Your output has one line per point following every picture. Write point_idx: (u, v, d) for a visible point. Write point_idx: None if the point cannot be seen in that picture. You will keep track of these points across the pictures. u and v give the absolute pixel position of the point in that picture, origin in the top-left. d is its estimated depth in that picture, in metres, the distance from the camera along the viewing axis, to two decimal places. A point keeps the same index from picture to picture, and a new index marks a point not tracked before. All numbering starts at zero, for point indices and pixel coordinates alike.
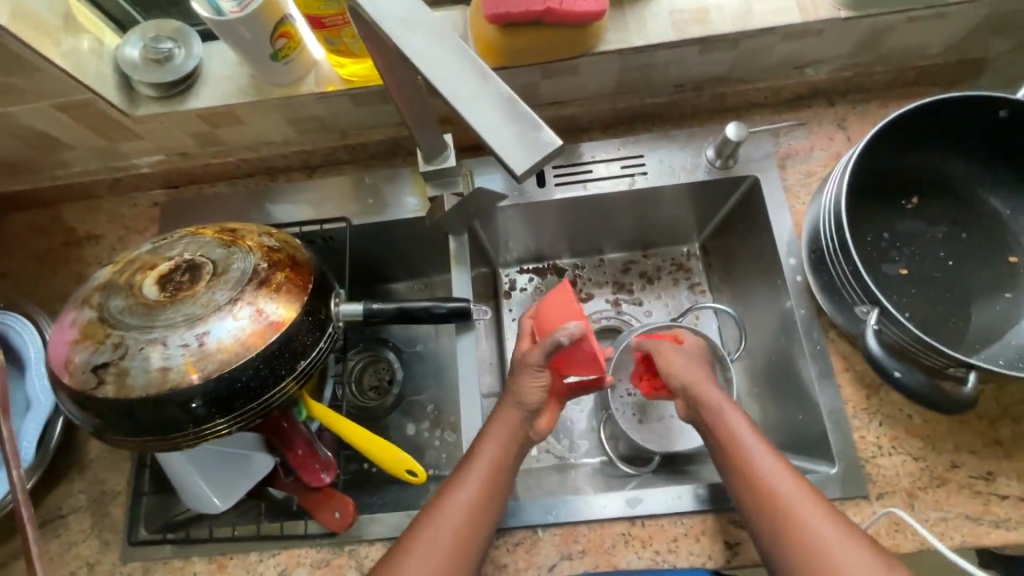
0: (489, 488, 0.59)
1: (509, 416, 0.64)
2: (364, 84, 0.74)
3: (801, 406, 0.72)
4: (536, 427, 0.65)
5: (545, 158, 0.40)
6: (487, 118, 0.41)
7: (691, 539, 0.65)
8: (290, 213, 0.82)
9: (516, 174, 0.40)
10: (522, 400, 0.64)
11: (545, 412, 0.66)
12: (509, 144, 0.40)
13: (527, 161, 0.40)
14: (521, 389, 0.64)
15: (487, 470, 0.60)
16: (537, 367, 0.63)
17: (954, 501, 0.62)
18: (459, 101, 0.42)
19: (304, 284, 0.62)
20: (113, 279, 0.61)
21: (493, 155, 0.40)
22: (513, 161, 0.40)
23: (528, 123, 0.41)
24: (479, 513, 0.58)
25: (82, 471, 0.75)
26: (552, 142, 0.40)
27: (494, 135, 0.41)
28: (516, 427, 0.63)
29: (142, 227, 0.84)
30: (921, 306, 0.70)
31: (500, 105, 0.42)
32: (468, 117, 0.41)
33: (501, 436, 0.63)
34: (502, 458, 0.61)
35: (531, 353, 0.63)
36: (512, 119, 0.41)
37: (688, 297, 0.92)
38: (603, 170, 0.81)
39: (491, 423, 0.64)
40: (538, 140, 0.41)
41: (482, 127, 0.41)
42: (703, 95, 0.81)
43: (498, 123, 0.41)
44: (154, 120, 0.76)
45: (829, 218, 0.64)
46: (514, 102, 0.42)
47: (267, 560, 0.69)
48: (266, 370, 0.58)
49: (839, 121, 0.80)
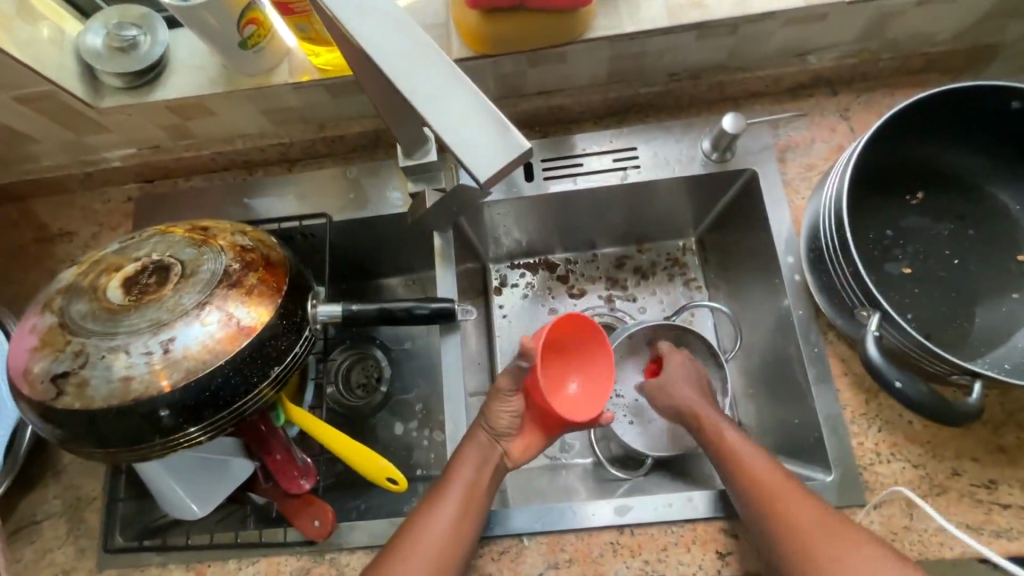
0: (469, 500, 0.60)
1: (478, 437, 0.64)
2: (338, 73, 0.71)
3: (798, 409, 0.69)
4: (510, 454, 0.66)
5: (513, 164, 0.38)
6: (451, 119, 0.38)
7: (682, 548, 0.62)
8: (270, 208, 0.79)
9: (480, 181, 0.37)
10: (492, 424, 0.65)
11: (518, 439, 0.66)
12: (474, 149, 0.38)
13: (493, 167, 0.37)
14: (489, 414, 0.65)
15: (464, 484, 0.61)
16: (508, 392, 0.65)
17: (954, 510, 0.60)
18: (421, 100, 0.39)
19: (278, 286, 0.59)
20: (77, 282, 0.58)
21: (457, 160, 0.38)
22: (477, 168, 0.37)
23: (496, 126, 0.38)
24: (463, 525, 0.58)
25: (56, 476, 0.73)
26: (521, 144, 0.38)
27: (459, 139, 0.38)
28: (490, 450, 0.64)
29: (116, 223, 0.81)
30: (925, 307, 0.67)
31: (467, 105, 0.39)
32: (431, 118, 0.39)
33: (475, 456, 0.63)
34: (479, 477, 0.62)
35: (501, 378, 0.65)
36: (480, 122, 0.38)
37: (683, 294, 0.89)
38: (594, 164, 0.78)
39: (464, 445, 0.64)
40: (507, 143, 0.38)
41: (444, 128, 0.38)
42: (700, 84, 0.77)
43: (464, 126, 0.38)
44: (121, 111, 0.72)
45: (829, 214, 0.61)
46: (479, 100, 0.39)
47: (246, 568, 0.67)
48: (237, 378, 0.56)
49: (842, 111, 0.76)
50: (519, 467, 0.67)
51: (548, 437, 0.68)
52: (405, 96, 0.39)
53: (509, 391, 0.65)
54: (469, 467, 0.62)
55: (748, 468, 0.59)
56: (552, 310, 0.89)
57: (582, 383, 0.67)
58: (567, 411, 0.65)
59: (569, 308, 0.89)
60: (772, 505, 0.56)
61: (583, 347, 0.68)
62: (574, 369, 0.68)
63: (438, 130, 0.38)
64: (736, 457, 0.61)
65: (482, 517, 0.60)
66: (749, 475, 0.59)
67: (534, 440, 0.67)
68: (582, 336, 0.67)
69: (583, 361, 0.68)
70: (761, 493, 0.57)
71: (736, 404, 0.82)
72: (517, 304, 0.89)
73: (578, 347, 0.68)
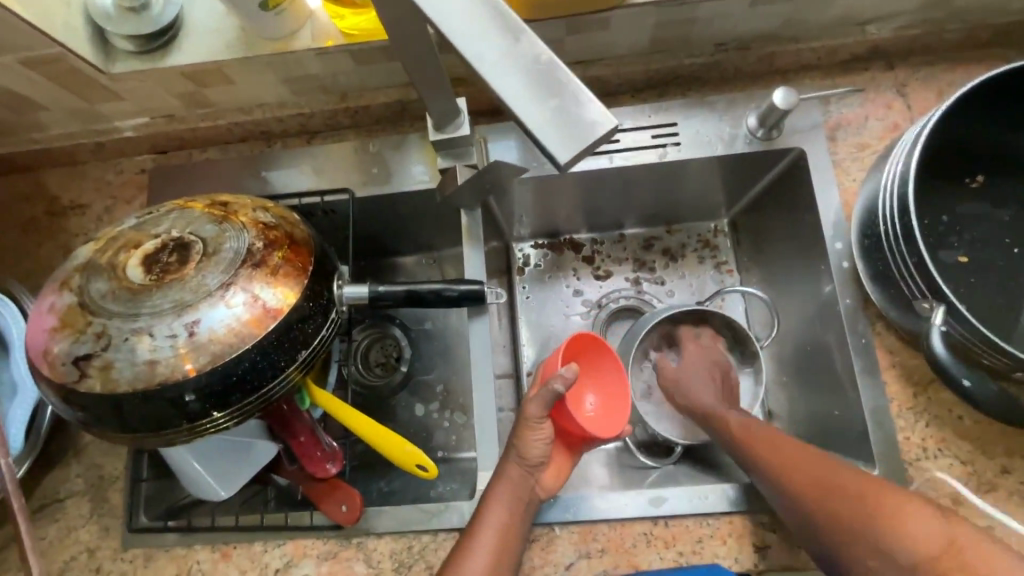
0: (508, 531, 0.58)
1: (513, 475, 0.61)
2: (366, 38, 0.67)
3: (839, 401, 0.67)
4: (542, 484, 0.62)
5: (595, 141, 0.35)
6: (521, 92, 0.36)
7: (718, 540, 0.61)
8: (289, 181, 0.75)
9: (559, 164, 0.35)
10: (523, 456, 0.61)
11: (550, 466, 0.64)
12: (551, 128, 0.36)
13: (575, 148, 0.35)
14: (521, 444, 0.61)
15: (500, 526, 0.58)
16: (538, 420, 0.61)
17: (1003, 508, 0.58)
18: (487, 69, 0.37)
19: (304, 266, 0.56)
20: (95, 259, 0.55)
21: (529, 137, 0.36)
22: (557, 150, 0.35)
23: (575, 100, 0.36)
24: (502, 556, 0.57)
25: (78, 454, 0.72)
26: (603, 120, 0.35)
27: (534, 115, 0.36)
28: (523, 483, 0.61)
29: (130, 195, 0.78)
30: (981, 298, 0.64)
31: (538, 74, 0.36)
32: (498, 89, 0.36)
33: (507, 495, 0.60)
34: (514, 515, 0.59)
35: (529, 406, 0.61)
36: (555, 95, 0.36)
37: (714, 277, 0.85)
38: (631, 140, 0.73)
39: (495, 482, 0.61)
40: (584, 119, 0.36)
41: (514, 100, 0.36)
42: (749, 56, 0.72)
43: (539, 99, 0.36)
44: (135, 77, 0.69)
45: (892, 199, 0.58)
46: (552, 69, 0.36)
47: (272, 550, 0.66)
48: (264, 363, 0.53)
49: (900, 86, 0.71)
50: (554, 494, 0.64)
51: (574, 455, 0.67)
52: (471, 65, 0.37)
53: (540, 419, 0.61)
54: (501, 511, 0.59)
55: (783, 463, 0.58)
56: (577, 292, 0.86)
57: (600, 398, 0.69)
58: (595, 426, 0.65)
59: (595, 290, 0.86)
60: (803, 492, 0.56)
61: (596, 363, 0.69)
62: (591, 386, 0.69)
63: (506, 103, 0.36)
64: (770, 458, 0.60)
65: (521, 545, 0.59)
66: (783, 468, 0.58)
67: (564, 461, 0.66)
68: (593, 355, 0.69)
69: (597, 376, 0.70)
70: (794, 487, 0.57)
71: (767, 392, 0.79)
72: (541, 285, 0.87)
73: (588, 363, 0.70)
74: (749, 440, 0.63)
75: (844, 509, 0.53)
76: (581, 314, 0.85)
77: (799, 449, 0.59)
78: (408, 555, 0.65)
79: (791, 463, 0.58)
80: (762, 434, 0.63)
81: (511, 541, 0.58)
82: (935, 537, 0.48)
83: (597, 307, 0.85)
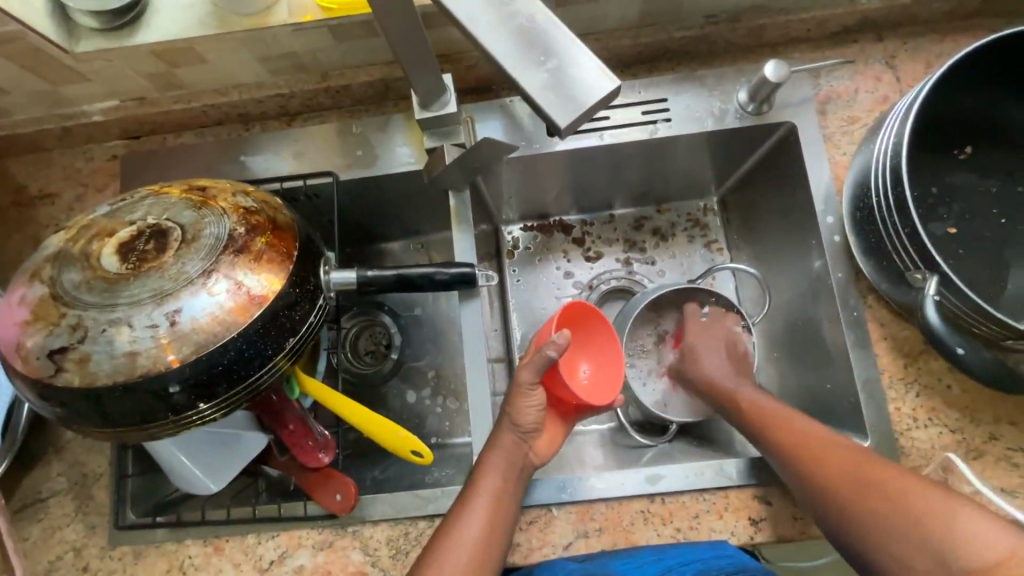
0: (503, 494, 0.58)
1: (506, 442, 0.61)
2: (345, 13, 0.64)
3: (830, 373, 0.68)
4: (535, 450, 0.63)
5: (597, 103, 0.34)
6: (519, 56, 0.35)
7: (714, 515, 0.62)
8: (269, 165, 0.73)
9: (560, 129, 0.34)
10: (516, 422, 0.61)
11: (543, 434, 0.64)
12: (552, 91, 0.34)
13: (577, 112, 0.34)
14: (513, 410, 0.61)
15: (491, 497, 0.57)
16: (530, 386, 0.61)
17: (990, 473, 0.59)
18: (483, 32, 0.35)
19: (288, 252, 0.55)
20: (66, 248, 0.52)
21: (530, 103, 0.35)
22: (559, 113, 0.34)
23: (576, 61, 0.35)
24: (495, 524, 0.56)
25: (59, 452, 0.69)
26: (607, 82, 0.34)
27: (534, 78, 0.34)
28: (515, 449, 0.61)
29: (102, 183, 0.75)
30: (970, 268, 0.64)
31: (535, 37, 0.35)
32: (495, 54, 0.35)
33: (500, 464, 0.59)
34: (505, 486, 0.58)
35: (522, 372, 0.61)
36: (554, 56, 0.35)
37: (704, 256, 0.85)
38: (621, 117, 0.72)
39: (488, 451, 0.60)
40: (588, 81, 0.34)
41: (512, 65, 0.35)
42: (739, 28, 0.71)
43: (537, 61, 0.35)
44: (101, 57, 0.65)
45: (884, 170, 0.58)
46: (550, 30, 0.35)
47: (266, 542, 0.65)
48: (251, 351, 0.52)
49: (889, 58, 0.71)
50: (544, 462, 0.65)
51: (568, 425, 0.67)
52: (464, 30, 0.35)
53: (530, 384, 0.61)
54: (494, 479, 0.58)
55: (806, 447, 0.58)
56: (568, 274, 0.85)
57: (595, 369, 0.68)
58: (592, 396, 0.65)
59: (586, 271, 0.86)
60: (825, 476, 0.55)
61: (589, 333, 0.69)
62: (584, 355, 0.69)
63: (506, 68, 0.35)
64: (790, 435, 0.60)
65: (514, 516, 0.58)
66: (805, 452, 0.58)
67: (558, 430, 0.66)
68: (586, 327, 0.69)
69: (592, 347, 0.69)
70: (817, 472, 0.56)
71: (759, 368, 0.80)
72: (531, 268, 0.86)
73: (582, 334, 0.69)
74: (765, 420, 0.63)
75: (875, 502, 0.52)
76: (572, 296, 0.84)
77: (826, 437, 0.58)
78: (405, 541, 0.64)
79: (820, 449, 0.57)
80: (773, 412, 0.63)
81: (501, 508, 0.57)
82: (995, 544, 0.46)
83: (588, 289, 0.84)
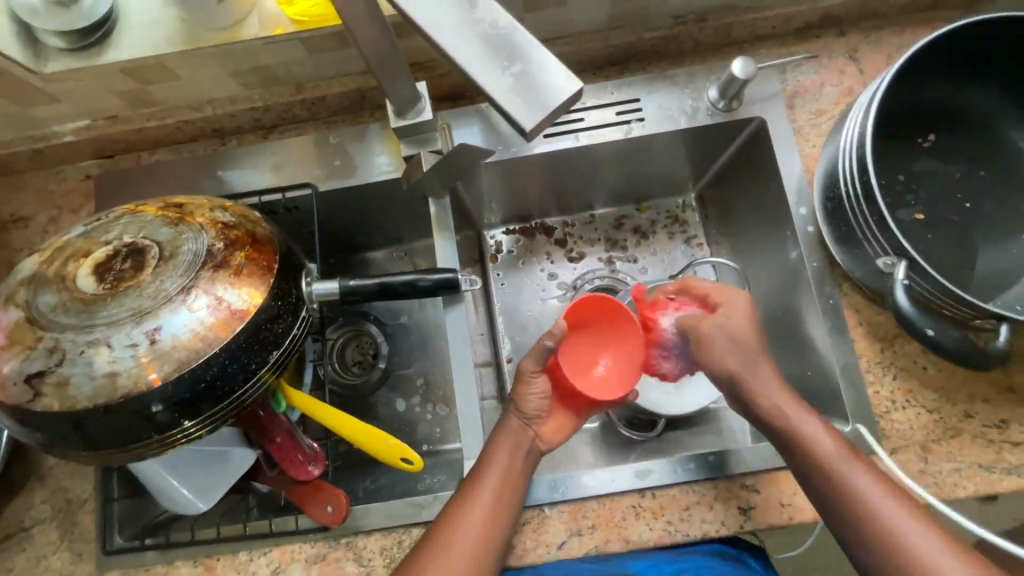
0: (508, 481, 0.58)
1: (512, 425, 0.63)
2: (317, 25, 0.64)
3: (811, 361, 0.69)
4: (543, 437, 0.64)
5: (561, 106, 0.35)
6: (482, 59, 0.36)
7: (704, 506, 0.62)
8: (247, 180, 0.73)
9: (526, 130, 0.35)
10: (521, 408, 0.63)
11: (550, 420, 0.65)
12: (515, 93, 0.35)
13: (541, 113, 0.34)
14: (518, 398, 0.64)
15: (499, 472, 0.59)
16: (533, 373, 0.64)
17: (967, 451, 0.61)
18: (447, 37, 0.36)
19: (268, 265, 0.54)
20: (41, 271, 0.52)
21: (496, 107, 0.35)
22: (523, 115, 0.34)
23: (538, 65, 0.35)
24: (502, 504, 0.57)
25: (41, 479, 0.68)
26: (569, 84, 0.35)
27: (497, 82, 0.35)
28: (520, 434, 0.62)
29: (76, 205, 0.74)
30: (938, 252, 0.66)
31: (497, 41, 0.36)
32: (459, 60, 0.36)
33: (506, 445, 0.61)
34: (512, 464, 0.60)
35: (524, 360, 0.64)
36: (518, 61, 0.35)
37: (684, 252, 0.86)
38: (596, 118, 0.73)
39: (496, 434, 0.62)
40: (550, 84, 0.35)
41: (474, 70, 0.35)
42: (706, 28, 0.72)
43: (501, 65, 0.35)
44: (70, 78, 0.65)
45: (850, 160, 0.59)
46: (512, 35, 0.36)
47: (258, 559, 0.64)
48: (234, 366, 0.51)
49: (852, 52, 0.73)
50: (553, 449, 0.65)
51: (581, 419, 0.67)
52: (429, 37, 0.36)
53: (532, 372, 0.64)
54: (502, 457, 0.60)
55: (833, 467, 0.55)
56: (552, 276, 0.86)
57: (615, 366, 0.66)
58: (599, 391, 0.65)
59: (569, 272, 0.86)
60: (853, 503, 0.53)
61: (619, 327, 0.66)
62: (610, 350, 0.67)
63: (469, 72, 0.35)
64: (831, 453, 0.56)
65: (519, 503, 0.59)
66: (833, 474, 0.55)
67: (569, 421, 0.66)
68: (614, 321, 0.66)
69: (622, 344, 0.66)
70: (862, 501, 0.53)
71: None
72: (516, 272, 0.86)
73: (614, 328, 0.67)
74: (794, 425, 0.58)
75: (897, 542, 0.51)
76: (557, 297, 0.85)
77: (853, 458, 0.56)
78: (398, 550, 0.64)
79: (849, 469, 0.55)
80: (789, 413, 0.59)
81: (504, 494, 0.58)
82: None
83: (573, 289, 0.85)
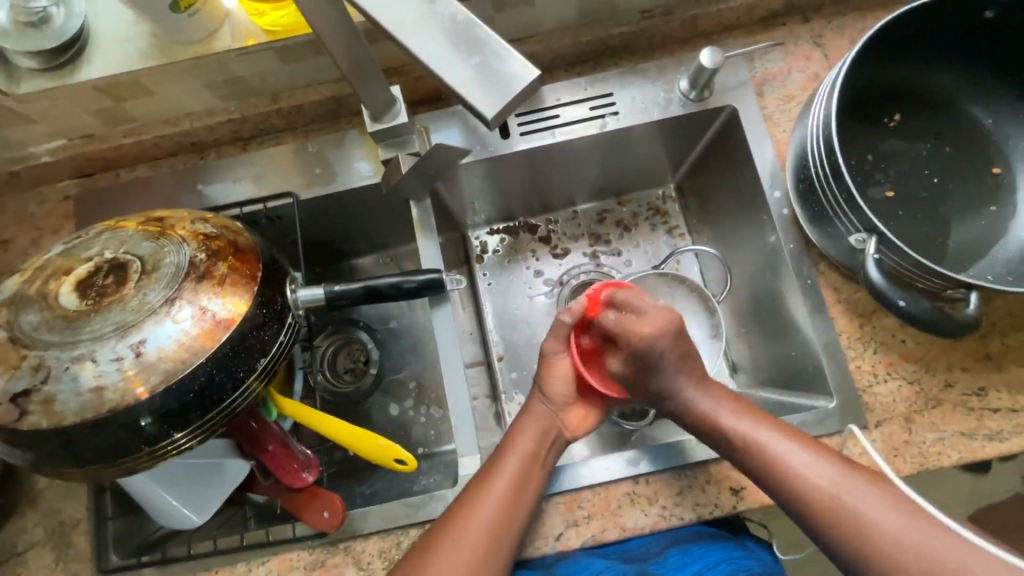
0: (526, 473, 0.59)
1: (537, 411, 0.64)
2: (289, 34, 0.65)
3: (794, 342, 0.70)
4: (570, 425, 0.65)
5: (519, 94, 0.35)
6: (442, 53, 0.36)
7: (697, 489, 0.63)
8: (227, 192, 0.73)
9: (488, 119, 0.35)
10: (546, 394, 0.65)
11: (577, 408, 0.66)
12: (474, 84, 0.36)
13: (500, 102, 0.35)
14: (542, 383, 0.65)
15: (522, 456, 0.60)
16: (555, 354, 0.65)
17: (949, 420, 0.62)
18: (408, 34, 0.37)
19: (252, 274, 0.55)
20: (22, 291, 0.52)
21: (457, 99, 0.36)
22: (483, 104, 0.35)
23: (497, 56, 0.36)
24: (520, 489, 0.58)
25: (33, 503, 0.68)
26: (527, 73, 0.35)
27: (458, 74, 0.36)
28: (550, 420, 0.63)
29: (56, 226, 0.73)
30: (910, 227, 0.68)
31: (454, 34, 0.37)
32: (419, 55, 0.36)
33: (534, 431, 0.62)
34: (536, 450, 0.61)
35: (547, 343, 0.66)
36: (478, 53, 0.36)
37: (667, 242, 0.88)
38: (571, 114, 0.74)
39: (523, 417, 0.64)
40: (508, 73, 0.35)
41: (434, 63, 0.36)
42: (673, 20, 0.74)
43: (460, 57, 0.36)
44: (43, 98, 0.65)
45: (818, 143, 0.61)
46: (470, 28, 0.37)
47: (256, 569, 0.64)
48: (223, 375, 0.52)
49: (816, 38, 0.75)
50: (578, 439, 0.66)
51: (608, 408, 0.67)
52: (391, 34, 0.37)
53: (555, 353, 0.65)
54: (526, 441, 0.61)
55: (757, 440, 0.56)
56: (538, 273, 0.87)
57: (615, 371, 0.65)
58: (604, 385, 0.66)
59: (555, 269, 0.87)
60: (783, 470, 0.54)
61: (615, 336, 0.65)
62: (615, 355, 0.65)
63: (429, 65, 0.36)
64: (764, 434, 0.57)
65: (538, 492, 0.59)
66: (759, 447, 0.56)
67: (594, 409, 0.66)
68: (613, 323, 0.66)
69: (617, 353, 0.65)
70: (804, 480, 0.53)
71: (730, 346, 0.82)
72: (503, 271, 0.87)
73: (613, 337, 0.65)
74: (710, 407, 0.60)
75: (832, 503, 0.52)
76: (544, 294, 0.86)
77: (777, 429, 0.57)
78: (397, 551, 0.64)
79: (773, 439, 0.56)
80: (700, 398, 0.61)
81: (523, 493, 0.58)
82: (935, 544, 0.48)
83: (559, 285, 0.86)
